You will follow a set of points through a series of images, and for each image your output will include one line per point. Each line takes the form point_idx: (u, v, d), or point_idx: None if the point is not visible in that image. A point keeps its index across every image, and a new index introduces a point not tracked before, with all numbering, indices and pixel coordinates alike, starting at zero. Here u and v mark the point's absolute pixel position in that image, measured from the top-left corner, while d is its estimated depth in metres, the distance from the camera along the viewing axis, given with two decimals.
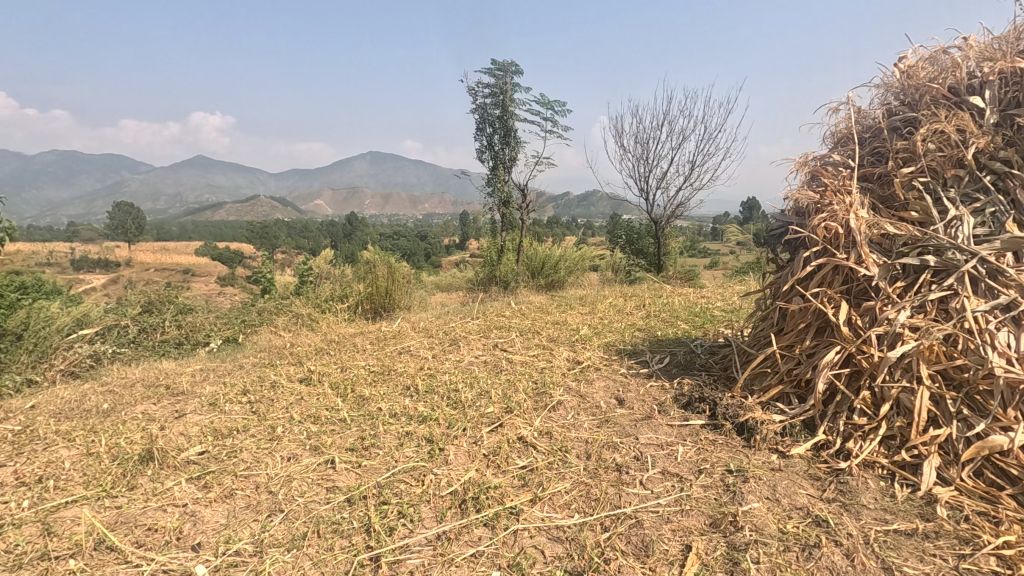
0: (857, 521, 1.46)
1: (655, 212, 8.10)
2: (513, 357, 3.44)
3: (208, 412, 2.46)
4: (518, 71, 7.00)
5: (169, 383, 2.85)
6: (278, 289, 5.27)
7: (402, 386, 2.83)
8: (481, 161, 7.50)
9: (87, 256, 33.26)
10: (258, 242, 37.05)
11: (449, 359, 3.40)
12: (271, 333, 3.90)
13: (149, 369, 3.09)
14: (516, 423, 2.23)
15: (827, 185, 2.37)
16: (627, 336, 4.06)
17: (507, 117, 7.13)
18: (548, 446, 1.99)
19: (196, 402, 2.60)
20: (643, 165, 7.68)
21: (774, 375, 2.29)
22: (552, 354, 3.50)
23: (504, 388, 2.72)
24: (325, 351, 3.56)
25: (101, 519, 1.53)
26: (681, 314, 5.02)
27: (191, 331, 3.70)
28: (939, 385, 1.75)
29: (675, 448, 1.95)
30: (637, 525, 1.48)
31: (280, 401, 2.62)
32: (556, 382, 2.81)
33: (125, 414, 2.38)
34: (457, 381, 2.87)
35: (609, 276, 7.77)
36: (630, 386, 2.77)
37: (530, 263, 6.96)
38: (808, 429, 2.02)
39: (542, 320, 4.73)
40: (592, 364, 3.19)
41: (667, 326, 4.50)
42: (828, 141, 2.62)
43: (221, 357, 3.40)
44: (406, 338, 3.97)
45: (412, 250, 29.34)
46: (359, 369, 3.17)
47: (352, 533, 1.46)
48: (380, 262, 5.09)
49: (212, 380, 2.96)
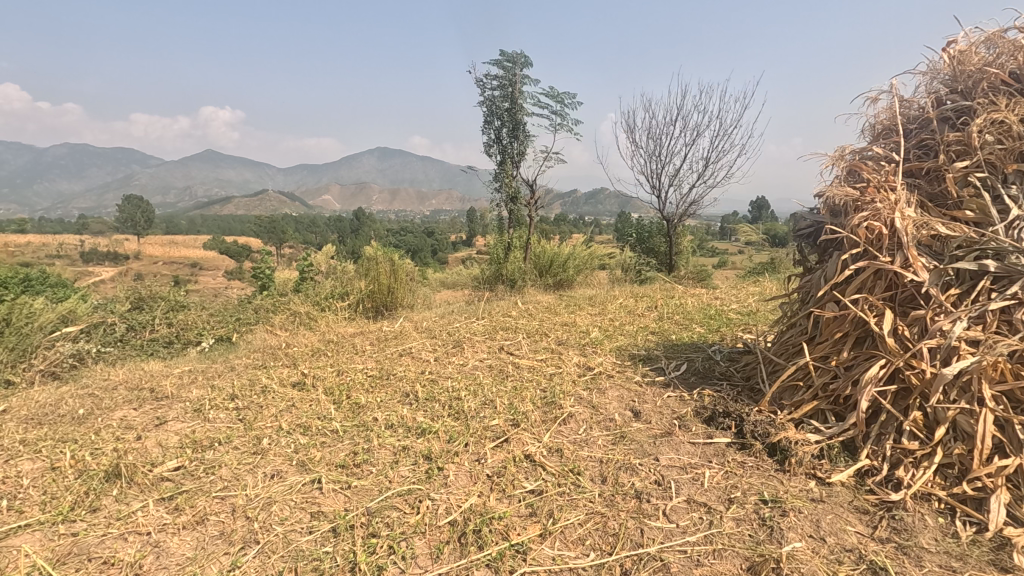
0: (920, 570, 1.27)
1: (668, 210, 7.85)
2: (520, 361, 3.25)
3: (191, 420, 2.29)
4: (529, 62, 6.76)
5: (154, 387, 2.68)
6: (276, 286, 5.09)
7: (402, 392, 2.65)
8: (488, 155, 7.26)
9: (94, 249, 33.32)
10: (265, 237, 37.06)
11: (452, 362, 3.21)
12: (267, 333, 3.72)
13: (134, 370, 2.91)
14: (524, 438, 2.03)
15: (868, 180, 2.15)
16: (639, 339, 3.86)
17: (516, 110, 6.90)
18: (558, 467, 1.79)
19: (180, 409, 2.42)
20: (654, 161, 7.43)
21: (807, 389, 2.09)
22: (561, 358, 3.30)
23: (510, 397, 2.53)
24: (322, 353, 3.38)
25: (51, 552, 1.36)
26: (695, 317, 4.80)
27: (182, 329, 3.53)
28: (1004, 408, 1.54)
29: (700, 471, 1.75)
30: (662, 569, 1.28)
31: (269, 407, 2.44)
32: (566, 392, 2.62)
33: (100, 422, 2.20)
34: (460, 388, 2.67)
35: (619, 276, 7.55)
36: (646, 397, 2.57)
37: (538, 262, 6.76)
38: (847, 451, 1.82)
39: (549, 321, 4.53)
40: (604, 371, 2.99)
41: (681, 329, 4.29)
42: (866, 134, 2.40)
43: (213, 358, 3.23)
44: (408, 340, 3.77)
45: (418, 246, 29.15)
46: (357, 372, 2.99)
47: (335, 573, 1.27)
48: (382, 259, 4.91)
49: (200, 383, 2.78)
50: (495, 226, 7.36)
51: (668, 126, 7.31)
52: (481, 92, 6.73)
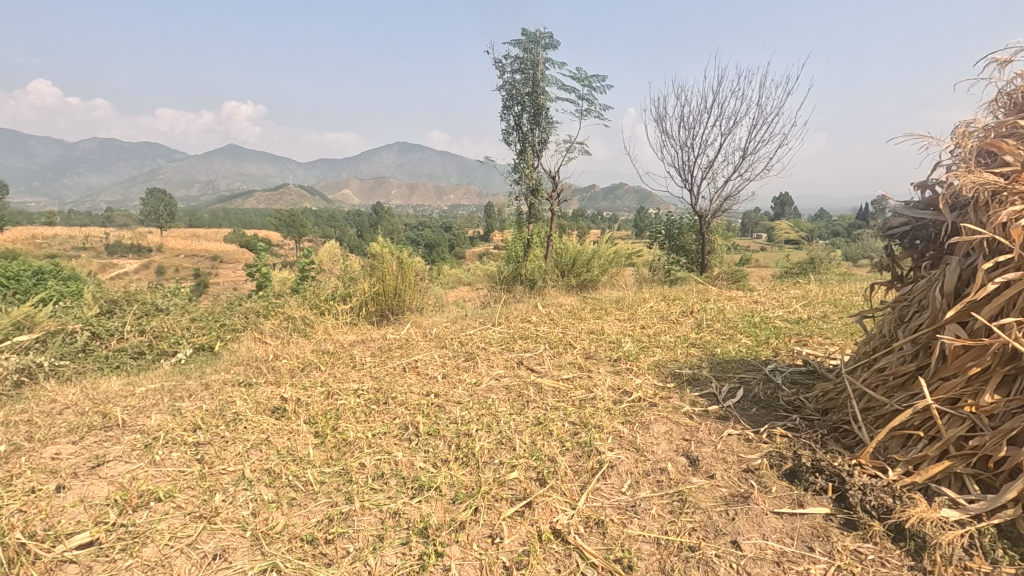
0: None
1: (701, 205, 7.19)
2: (543, 380, 2.75)
3: (136, 461, 1.84)
4: (552, 43, 6.20)
5: (105, 411, 2.24)
6: (273, 285, 4.66)
7: (400, 423, 2.18)
8: (507, 144, 6.74)
9: (116, 243, 33.55)
10: (284, 231, 37.12)
11: (463, 381, 2.74)
12: (255, 341, 3.28)
13: (88, 388, 2.48)
14: (552, 503, 1.55)
15: (1017, 163, 1.61)
16: (679, 353, 3.35)
17: (537, 94, 6.36)
18: (600, 556, 1.32)
19: (128, 444, 1.98)
20: (686, 153, 6.87)
21: (929, 441, 1.58)
22: (591, 378, 2.81)
23: (533, 435, 2.04)
24: (314, 367, 2.93)
25: None
26: (739, 325, 4.27)
27: (155, 337, 3.11)
28: None
29: (803, 571, 1.25)
30: None
31: (235, 444, 1.98)
32: (601, 426, 2.13)
33: (18, 466, 1.77)
34: (470, 419, 2.19)
35: (646, 275, 7.04)
36: (701, 436, 2.07)
37: (559, 260, 6.24)
38: (1007, 539, 1.31)
39: (574, 328, 4.03)
40: (645, 397, 2.49)
41: (726, 340, 3.77)
42: (998, 105, 1.86)
43: (186, 373, 2.80)
44: (414, 350, 3.31)
45: (435, 241, 28.86)
46: (349, 394, 2.52)
47: None
48: (389, 257, 4.44)
49: (162, 407, 2.34)
50: (513, 220, 6.86)
51: (702, 115, 6.73)
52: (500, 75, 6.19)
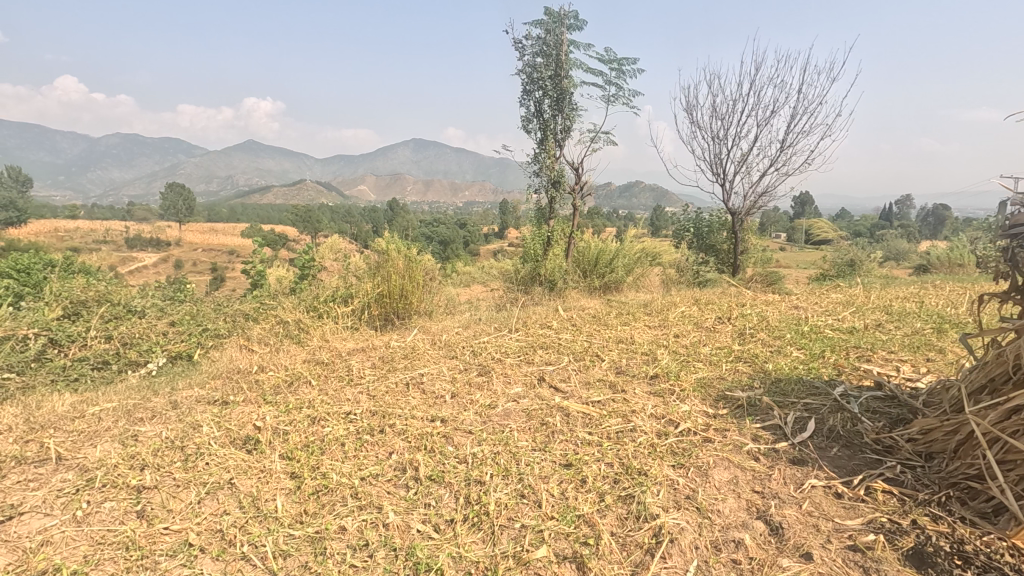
0: None
1: (734, 202, 6.62)
2: (570, 404, 2.31)
3: (55, 514, 1.45)
4: (577, 22, 5.72)
5: (40, 440, 1.85)
6: (270, 284, 4.27)
7: (396, 462, 1.75)
8: (527, 131, 6.28)
9: (133, 236, 33.80)
10: (300, 227, 37.13)
11: (475, 402, 2.32)
12: (239, 350, 2.89)
13: (29, 408, 2.09)
14: None
15: None
16: (726, 369, 2.89)
17: (560, 77, 5.89)
18: None
19: (52, 486, 1.58)
20: (718, 145, 6.35)
21: None
22: (627, 400, 2.37)
23: (562, 484, 1.61)
24: (303, 382, 2.51)
25: None
26: (787, 334, 3.79)
27: (124, 345, 2.73)
28: None
29: None
30: None
31: (189, 489, 1.58)
32: (647, 471, 1.69)
33: None
34: (483, 457, 1.77)
35: (673, 276, 6.57)
36: (778, 489, 1.62)
37: (581, 260, 5.85)
38: None
39: (601, 336, 3.59)
40: (696, 429, 2.04)
41: (777, 353, 3.30)
42: None
43: (153, 388, 2.41)
44: (420, 361, 2.89)
45: (449, 238, 28.54)
46: (339, 418, 2.10)
47: None
48: (396, 254, 4.02)
49: (111, 433, 1.94)
50: (532, 216, 6.41)
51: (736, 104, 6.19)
52: (520, 57, 5.73)
